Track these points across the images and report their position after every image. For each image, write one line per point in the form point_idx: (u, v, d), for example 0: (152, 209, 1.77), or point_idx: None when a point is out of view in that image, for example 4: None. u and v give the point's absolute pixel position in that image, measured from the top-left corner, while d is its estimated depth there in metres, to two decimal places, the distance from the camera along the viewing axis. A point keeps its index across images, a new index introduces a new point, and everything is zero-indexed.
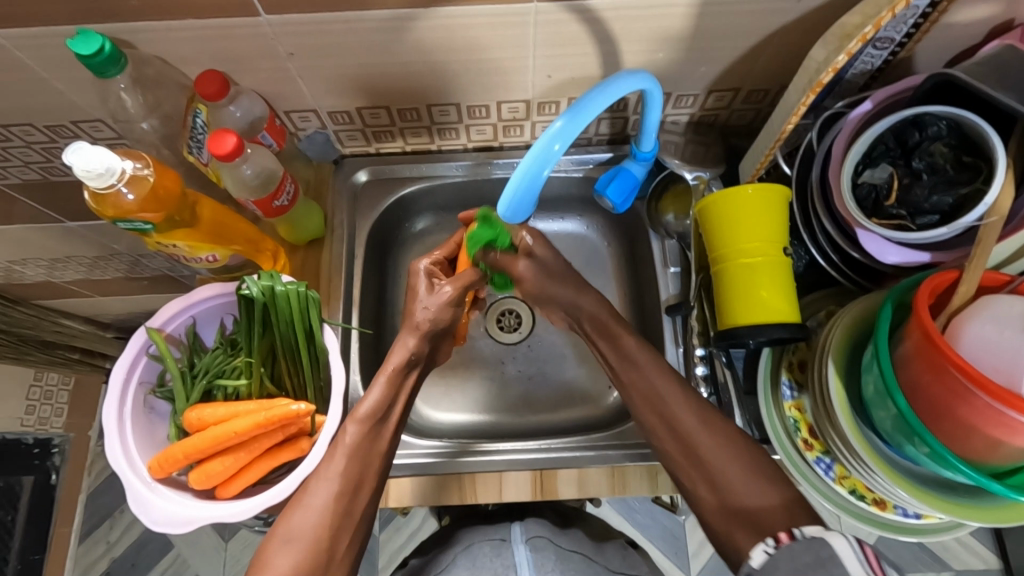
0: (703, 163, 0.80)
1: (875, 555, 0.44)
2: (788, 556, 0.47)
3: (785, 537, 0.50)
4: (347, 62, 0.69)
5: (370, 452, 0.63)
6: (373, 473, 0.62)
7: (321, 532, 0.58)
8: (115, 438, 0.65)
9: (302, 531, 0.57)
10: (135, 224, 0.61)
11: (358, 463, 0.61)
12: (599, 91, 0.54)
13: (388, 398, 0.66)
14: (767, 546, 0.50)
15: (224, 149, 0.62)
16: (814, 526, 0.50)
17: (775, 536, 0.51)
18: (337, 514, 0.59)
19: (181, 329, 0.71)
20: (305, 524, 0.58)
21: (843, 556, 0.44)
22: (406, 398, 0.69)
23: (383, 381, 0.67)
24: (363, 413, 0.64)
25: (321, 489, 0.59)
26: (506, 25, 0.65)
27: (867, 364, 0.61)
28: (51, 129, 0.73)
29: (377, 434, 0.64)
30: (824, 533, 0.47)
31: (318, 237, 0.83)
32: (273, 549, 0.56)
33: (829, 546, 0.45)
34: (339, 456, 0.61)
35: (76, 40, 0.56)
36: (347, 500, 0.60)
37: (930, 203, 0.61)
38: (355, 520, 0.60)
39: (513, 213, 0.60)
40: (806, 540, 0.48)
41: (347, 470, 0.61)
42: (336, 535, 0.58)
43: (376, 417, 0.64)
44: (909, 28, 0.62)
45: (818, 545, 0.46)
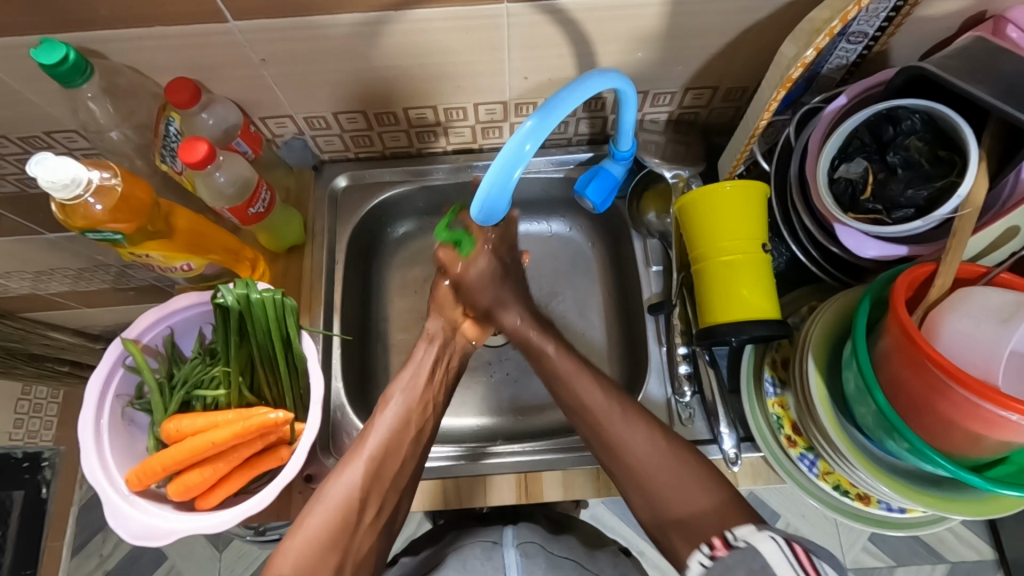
0: (682, 161, 0.80)
1: (804, 553, 0.44)
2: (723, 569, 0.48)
3: (721, 544, 0.51)
4: (320, 67, 0.68)
5: (410, 425, 0.65)
6: (409, 444, 0.64)
7: (351, 498, 0.59)
8: (91, 450, 0.64)
9: (335, 496, 0.59)
10: (105, 234, 0.61)
11: (393, 436, 0.63)
12: (569, 90, 0.54)
13: (419, 371, 0.69)
14: (704, 556, 0.51)
15: (196, 156, 0.62)
16: (745, 527, 0.50)
17: (710, 542, 0.52)
18: (368, 478, 0.60)
19: (158, 340, 0.70)
20: (337, 491, 0.59)
21: (775, 562, 0.45)
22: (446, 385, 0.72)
23: (420, 353, 0.71)
24: (402, 391, 0.67)
25: (355, 460, 0.61)
26: (478, 27, 0.64)
27: (847, 359, 0.61)
28: (25, 141, 0.73)
29: (419, 412, 0.66)
30: (756, 537, 0.48)
31: (299, 244, 0.82)
32: (307, 512, 0.58)
33: (760, 554, 0.46)
34: (378, 430, 0.63)
35: (41, 51, 0.55)
36: (379, 467, 0.61)
37: (907, 197, 0.61)
38: (386, 487, 0.61)
39: (487, 215, 0.59)
40: (738, 549, 0.48)
41: (382, 440, 0.62)
42: (366, 499, 0.59)
43: (419, 395, 0.67)
44: (882, 22, 0.62)
45: (750, 555, 0.47)
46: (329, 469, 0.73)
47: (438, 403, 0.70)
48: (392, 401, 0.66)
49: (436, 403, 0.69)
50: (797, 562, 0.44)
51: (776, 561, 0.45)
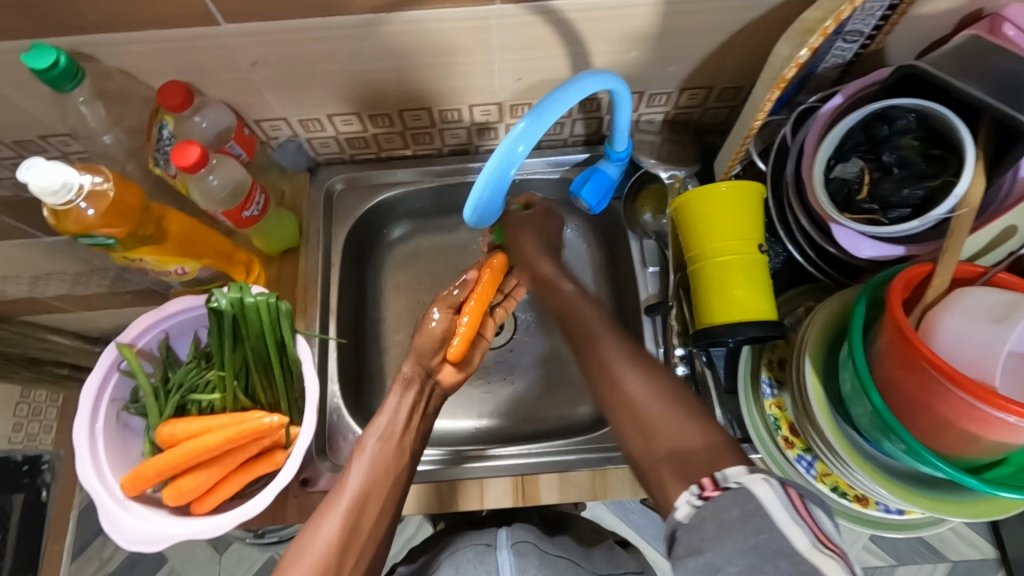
0: (679, 162, 0.80)
1: (798, 497, 0.44)
2: (714, 512, 0.45)
3: (708, 484, 0.47)
4: (314, 69, 0.68)
5: (387, 468, 0.62)
6: (388, 488, 0.61)
7: (328, 552, 0.56)
8: (86, 456, 0.64)
9: (313, 548, 0.56)
10: (98, 239, 0.61)
11: (372, 480, 0.61)
12: (562, 90, 0.53)
13: (394, 422, 0.65)
14: (692, 496, 0.48)
15: (188, 160, 0.61)
16: (734, 467, 0.47)
17: (697, 482, 0.48)
18: (349, 535, 0.57)
19: (153, 344, 0.70)
20: (316, 541, 0.57)
21: (772, 509, 0.43)
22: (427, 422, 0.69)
23: (394, 402, 0.66)
24: (378, 433, 0.64)
25: (331, 507, 0.59)
26: (471, 28, 0.64)
27: (844, 360, 0.61)
28: (18, 145, 0.72)
29: (395, 454, 0.63)
30: (747, 477, 0.46)
31: (294, 246, 0.82)
32: (287, 562, 0.56)
33: (755, 498, 0.44)
34: (355, 476, 0.61)
35: (31, 55, 0.55)
36: (356, 521, 0.58)
37: (901, 196, 0.61)
38: (365, 536, 0.58)
39: (480, 216, 0.59)
40: (730, 488, 0.46)
41: (361, 489, 0.60)
42: (343, 555, 0.57)
43: (396, 439, 0.64)
44: (877, 21, 0.62)
45: (744, 498, 0.44)
46: (325, 473, 0.73)
47: (417, 439, 0.66)
48: (369, 443, 0.63)
49: (414, 448, 0.65)
50: (796, 511, 0.43)
51: (773, 506, 0.43)
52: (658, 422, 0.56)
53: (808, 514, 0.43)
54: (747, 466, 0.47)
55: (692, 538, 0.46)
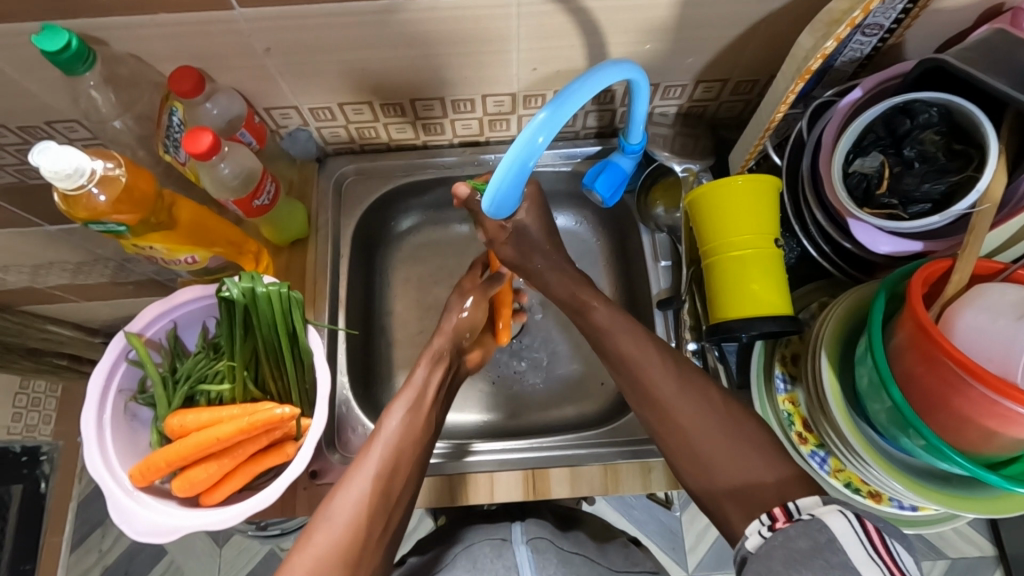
0: (692, 155, 0.79)
1: (875, 534, 0.44)
2: (784, 542, 0.46)
3: (782, 516, 0.49)
4: (326, 57, 0.67)
5: (412, 436, 0.62)
6: (414, 454, 0.62)
7: (358, 515, 0.56)
8: (94, 446, 0.63)
9: (344, 513, 0.56)
10: (108, 226, 0.60)
11: (400, 447, 0.61)
12: (581, 82, 0.52)
13: (422, 394, 0.66)
14: (763, 526, 0.49)
15: (200, 147, 0.60)
16: (808, 499, 0.49)
17: (769, 513, 0.50)
18: (380, 500, 0.58)
19: (161, 334, 0.69)
20: (346, 504, 0.57)
21: (846, 541, 0.44)
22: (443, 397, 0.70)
23: (423, 375, 0.68)
24: (403, 402, 0.65)
25: (360, 471, 0.59)
26: (488, 16, 0.63)
27: (861, 355, 0.60)
28: (24, 131, 0.71)
29: (420, 425, 0.64)
30: (822, 510, 0.47)
31: (303, 236, 0.81)
32: (313, 529, 0.56)
33: (827, 529, 0.45)
34: (381, 442, 0.61)
35: (42, 37, 0.54)
36: (386, 487, 0.59)
37: (922, 191, 0.60)
38: (393, 501, 0.59)
39: (498, 208, 0.59)
40: (802, 521, 0.47)
41: (390, 455, 0.60)
42: (374, 520, 0.57)
43: (422, 411, 0.65)
44: (898, 14, 0.61)
45: (816, 529, 0.45)
46: (334, 466, 0.72)
47: (436, 413, 0.67)
48: (394, 411, 0.64)
49: (435, 419, 0.67)
50: (873, 548, 0.43)
51: (847, 539, 0.44)
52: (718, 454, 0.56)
53: (888, 554, 0.43)
54: (823, 497, 0.49)
55: (759, 565, 0.47)
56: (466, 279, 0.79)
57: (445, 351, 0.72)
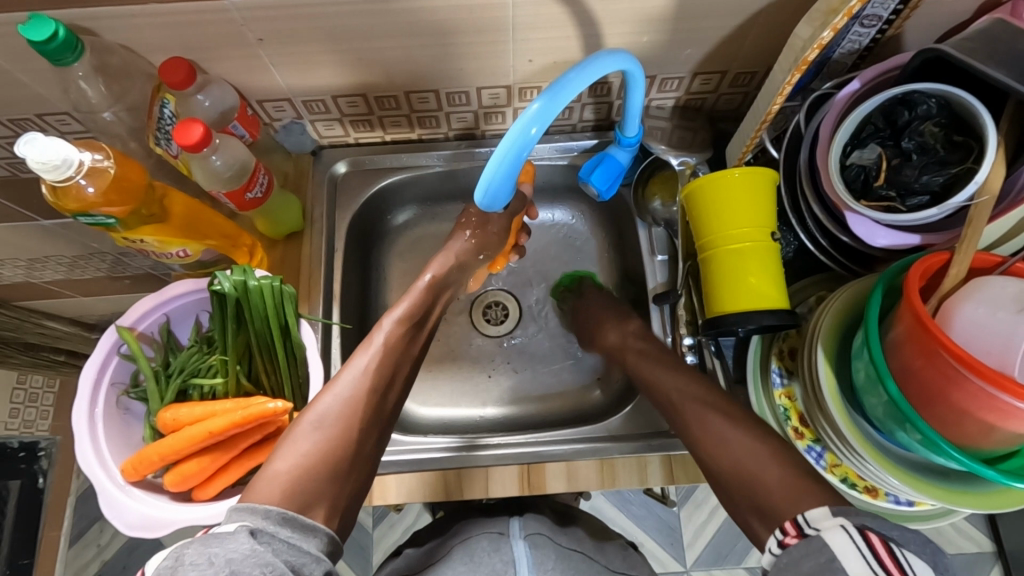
0: (690, 147, 0.78)
1: (880, 546, 0.42)
2: (790, 563, 0.46)
3: (792, 533, 0.48)
4: (318, 48, 0.66)
5: (400, 349, 0.66)
6: (398, 374, 0.65)
7: (350, 414, 0.58)
8: (86, 440, 0.63)
9: (334, 415, 0.57)
10: (98, 218, 0.59)
11: (386, 363, 0.63)
12: (576, 71, 0.52)
13: (414, 313, 0.70)
14: (775, 542, 0.49)
15: (191, 139, 0.60)
16: (818, 511, 0.48)
17: (782, 527, 0.50)
18: (367, 410, 0.59)
19: (154, 328, 0.69)
20: (337, 404, 0.58)
21: (846, 556, 0.43)
22: (431, 322, 0.73)
23: (418, 295, 0.72)
24: (394, 320, 0.68)
25: (347, 382, 0.60)
26: (482, 7, 0.62)
27: (858, 349, 0.60)
28: (16, 123, 0.71)
29: (407, 341, 0.68)
30: (826, 525, 0.46)
31: (297, 230, 0.81)
32: (301, 430, 0.56)
33: (827, 548, 0.44)
34: (372, 350, 0.64)
35: (29, 27, 0.53)
36: (378, 394, 0.61)
37: (921, 183, 0.60)
38: (382, 408, 0.61)
39: (491, 201, 0.58)
40: (808, 539, 0.46)
41: (381, 363, 0.63)
42: (362, 429, 0.58)
43: (411, 328, 0.69)
44: (897, 5, 0.60)
45: (818, 547, 0.45)
46: None
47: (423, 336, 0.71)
48: (379, 333, 0.66)
49: (423, 338, 0.71)
50: (875, 562, 0.41)
51: (847, 555, 0.43)
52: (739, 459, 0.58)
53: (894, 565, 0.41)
54: (833, 510, 0.47)
55: None
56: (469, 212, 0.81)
57: (433, 283, 0.74)
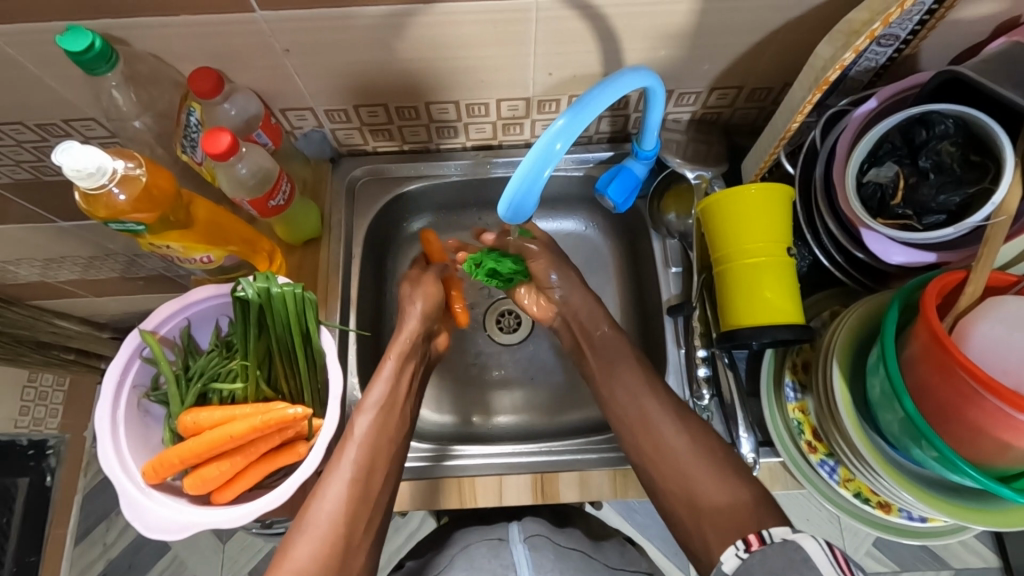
0: (705, 162, 0.79)
1: (842, 556, 0.48)
2: (763, 561, 0.50)
3: (755, 540, 0.53)
4: (342, 59, 0.67)
5: (382, 434, 0.67)
6: (386, 459, 0.66)
7: (336, 518, 0.61)
8: (108, 443, 0.63)
9: (323, 524, 0.61)
10: (127, 224, 0.61)
11: (372, 450, 0.65)
12: (599, 89, 0.53)
13: (396, 392, 0.70)
14: (739, 549, 0.53)
15: (219, 147, 0.61)
16: (779, 527, 0.53)
17: (745, 539, 0.54)
18: (354, 508, 0.62)
19: (175, 332, 0.70)
20: (323, 511, 0.61)
21: (817, 559, 0.48)
22: (411, 387, 0.73)
23: (394, 372, 0.71)
24: (372, 404, 0.68)
25: (336, 478, 0.63)
26: (506, 21, 0.63)
27: (873, 365, 0.60)
28: (42, 128, 0.72)
29: (389, 425, 0.68)
30: (794, 535, 0.51)
31: (316, 237, 0.82)
32: (294, 537, 0.60)
33: (801, 549, 0.49)
34: (353, 443, 0.65)
35: (66, 37, 0.54)
36: (363, 487, 0.63)
37: (937, 202, 0.60)
38: (371, 500, 0.63)
39: (514, 214, 0.59)
40: (775, 543, 0.51)
41: (362, 454, 0.65)
42: (354, 522, 0.62)
43: (392, 410, 0.69)
44: (916, 25, 0.61)
45: (790, 550, 0.49)
46: None
47: (407, 412, 0.71)
48: (360, 421, 0.67)
49: (406, 414, 0.71)
50: (839, 564, 0.47)
51: (819, 558, 0.48)
52: (704, 482, 0.63)
53: (853, 572, 0.47)
54: (794, 527, 0.52)
55: None
56: (412, 270, 0.82)
57: (401, 359, 0.73)
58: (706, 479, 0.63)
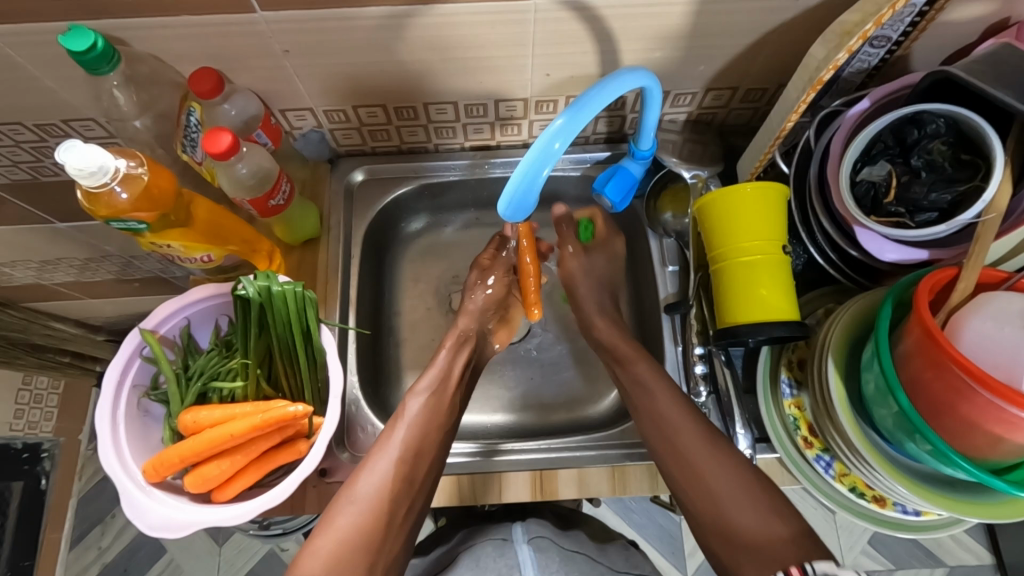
0: (700, 162, 0.80)
1: None
2: None
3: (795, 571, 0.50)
4: (342, 60, 0.68)
5: (432, 419, 0.67)
6: (431, 445, 0.65)
7: (382, 492, 0.60)
8: (108, 442, 0.63)
9: (368, 497, 0.59)
10: (129, 223, 0.60)
11: (421, 434, 0.65)
12: (598, 88, 0.54)
13: (447, 374, 0.72)
14: None
15: (219, 147, 0.61)
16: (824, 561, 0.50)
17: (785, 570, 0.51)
18: (399, 486, 0.61)
19: (175, 331, 0.70)
20: (369, 484, 0.60)
21: None
22: (461, 378, 0.74)
23: (448, 356, 0.74)
24: (426, 388, 0.70)
25: (385, 454, 0.63)
26: (505, 22, 0.64)
27: (868, 361, 0.61)
28: (41, 128, 0.72)
29: (438, 412, 0.68)
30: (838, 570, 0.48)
31: (314, 237, 0.82)
32: (336, 510, 0.59)
33: None
34: (404, 424, 0.65)
35: (68, 37, 0.55)
36: (409, 467, 0.63)
37: (929, 200, 0.61)
38: (416, 485, 0.62)
39: (514, 212, 0.59)
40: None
41: (412, 437, 0.64)
42: (398, 500, 0.60)
43: (442, 397, 0.70)
44: (907, 27, 0.62)
45: None
46: (344, 464, 0.73)
47: (456, 402, 0.72)
48: (411, 403, 0.68)
49: (454, 405, 0.71)
50: None
51: None
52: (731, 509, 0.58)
53: None
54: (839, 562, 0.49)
55: None
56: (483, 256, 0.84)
57: (456, 343, 0.76)
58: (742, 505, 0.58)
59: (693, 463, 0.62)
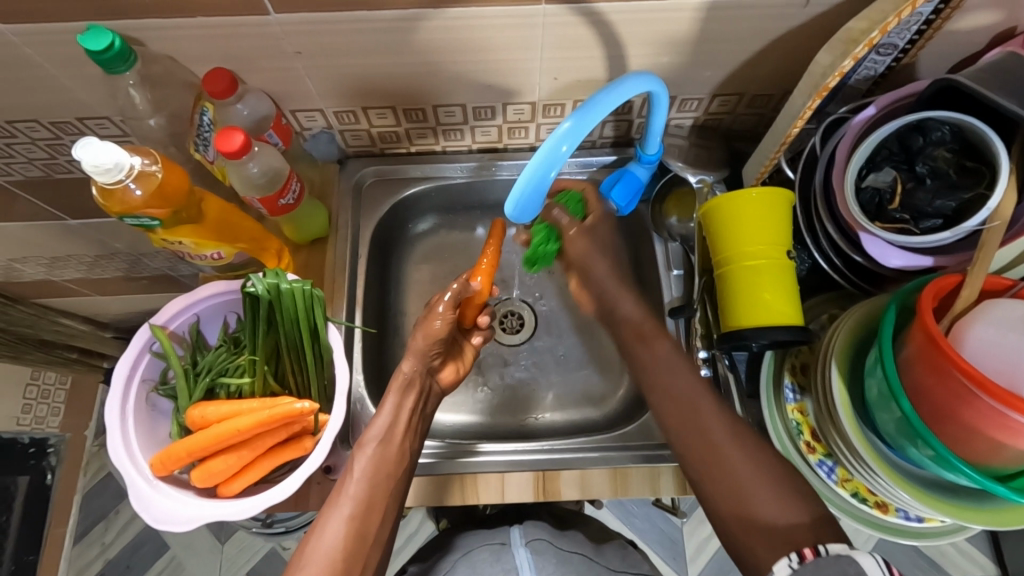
0: (706, 166, 0.81)
1: None
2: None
3: (809, 552, 0.48)
4: (353, 62, 0.69)
5: (384, 471, 0.61)
6: (384, 496, 0.60)
7: (333, 559, 0.55)
8: (117, 435, 0.64)
9: (319, 565, 0.55)
10: (142, 219, 0.62)
11: (371, 487, 0.60)
12: (606, 92, 0.54)
13: (395, 420, 0.64)
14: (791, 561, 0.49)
15: (232, 146, 0.62)
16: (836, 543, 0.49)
17: (798, 551, 0.49)
18: (353, 548, 0.57)
19: (184, 327, 0.71)
20: (318, 549, 0.56)
21: None
22: (417, 420, 0.67)
23: (394, 402, 0.65)
24: (374, 438, 0.63)
25: (331, 517, 0.58)
26: (514, 26, 0.65)
27: (871, 366, 0.61)
28: (57, 126, 0.73)
29: (390, 461, 0.62)
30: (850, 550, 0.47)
31: (322, 236, 0.83)
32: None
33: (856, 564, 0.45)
34: (355, 478, 0.60)
35: (87, 37, 0.56)
36: (361, 524, 0.58)
37: (933, 207, 0.62)
38: (370, 544, 0.58)
39: (520, 213, 0.60)
40: (830, 556, 0.47)
41: (364, 492, 0.59)
42: (350, 566, 0.56)
43: (393, 444, 0.63)
44: (913, 35, 0.63)
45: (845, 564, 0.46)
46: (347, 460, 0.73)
47: (410, 447, 0.65)
48: (357, 459, 0.62)
49: (409, 452, 0.65)
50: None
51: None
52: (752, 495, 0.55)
53: None
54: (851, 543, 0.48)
55: None
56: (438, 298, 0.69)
57: (405, 382, 0.67)
58: (764, 491, 0.55)
59: (716, 448, 0.59)
